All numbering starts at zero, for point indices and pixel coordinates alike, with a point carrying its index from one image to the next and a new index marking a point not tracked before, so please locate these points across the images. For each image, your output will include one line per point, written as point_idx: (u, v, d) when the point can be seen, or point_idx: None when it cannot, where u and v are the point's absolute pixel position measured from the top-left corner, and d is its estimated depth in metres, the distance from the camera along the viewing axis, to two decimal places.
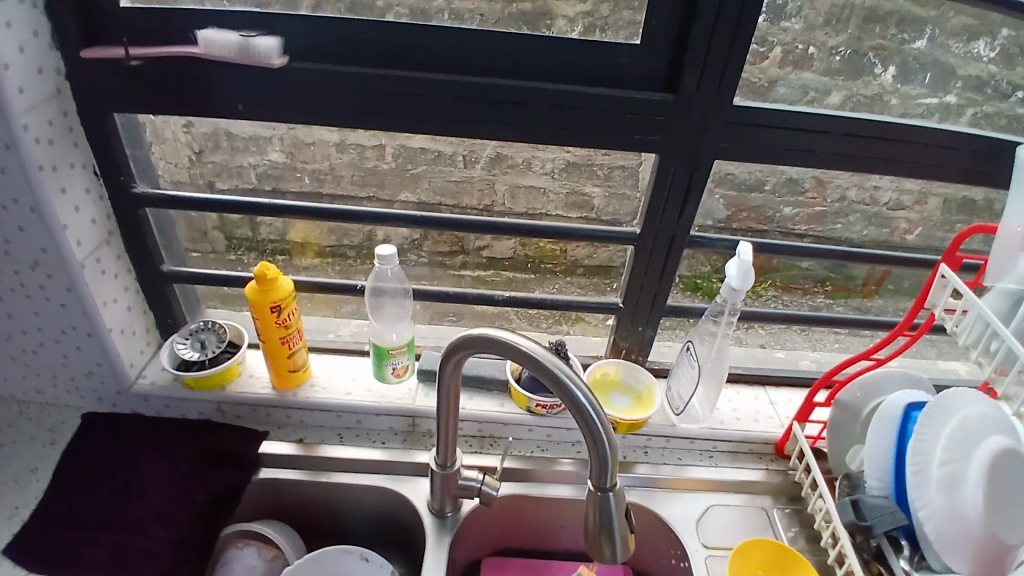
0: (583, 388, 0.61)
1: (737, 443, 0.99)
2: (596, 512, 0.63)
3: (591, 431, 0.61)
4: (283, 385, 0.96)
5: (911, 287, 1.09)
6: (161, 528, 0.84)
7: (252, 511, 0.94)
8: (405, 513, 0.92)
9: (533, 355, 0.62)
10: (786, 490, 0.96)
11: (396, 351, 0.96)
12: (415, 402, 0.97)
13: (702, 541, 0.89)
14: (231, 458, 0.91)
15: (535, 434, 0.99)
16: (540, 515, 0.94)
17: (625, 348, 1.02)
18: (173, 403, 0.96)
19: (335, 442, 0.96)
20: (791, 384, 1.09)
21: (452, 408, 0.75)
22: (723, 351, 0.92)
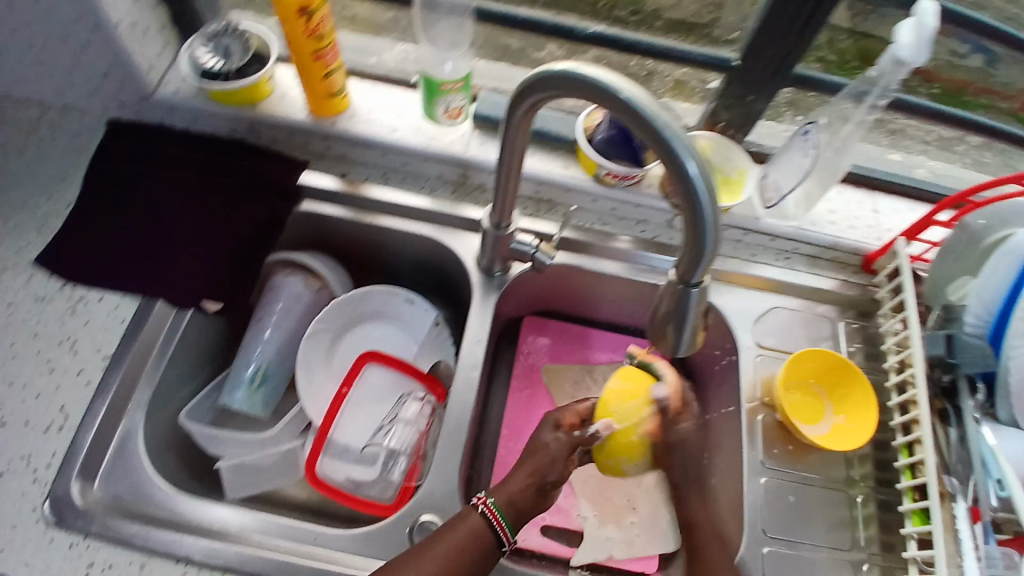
0: (695, 157, 0.46)
1: (823, 248, 0.88)
2: (672, 305, 0.55)
3: (692, 214, 0.48)
4: (321, 112, 0.84)
5: None
6: (201, 250, 0.81)
7: (297, 240, 0.91)
8: (451, 267, 0.88)
9: (637, 107, 0.47)
10: (860, 304, 0.88)
11: (450, 87, 0.80)
12: (468, 150, 0.85)
13: (755, 339, 0.85)
14: (271, 183, 0.85)
15: (599, 206, 0.89)
16: (589, 289, 0.90)
17: (723, 122, 0.86)
18: (202, 118, 0.86)
19: (379, 182, 0.89)
20: (900, 194, 0.94)
21: (516, 164, 0.63)
22: (846, 146, 0.77)
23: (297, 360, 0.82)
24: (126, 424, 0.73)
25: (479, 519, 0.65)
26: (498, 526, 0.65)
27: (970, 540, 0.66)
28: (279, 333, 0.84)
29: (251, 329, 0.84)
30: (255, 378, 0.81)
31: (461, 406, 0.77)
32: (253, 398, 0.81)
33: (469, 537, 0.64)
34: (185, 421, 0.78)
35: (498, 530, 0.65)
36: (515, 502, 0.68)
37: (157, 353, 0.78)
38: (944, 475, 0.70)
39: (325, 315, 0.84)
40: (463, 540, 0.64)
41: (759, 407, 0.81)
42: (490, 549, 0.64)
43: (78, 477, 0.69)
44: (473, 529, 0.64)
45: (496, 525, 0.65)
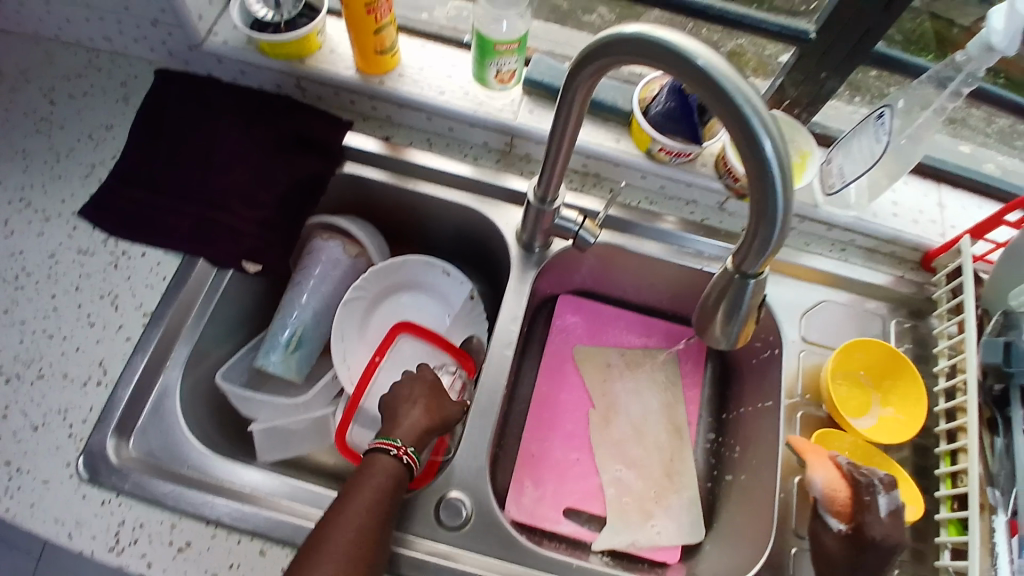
0: (774, 140, 0.43)
1: (881, 242, 0.84)
2: (725, 293, 0.52)
3: (762, 201, 0.45)
4: (370, 70, 0.82)
5: None
6: (243, 208, 0.80)
7: (335, 202, 0.89)
8: (490, 238, 0.86)
9: (717, 78, 0.44)
10: (913, 304, 0.84)
11: (505, 49, 0.77)
12: (517, 118, 0.82)
13: (801, 334, 0.82)
14: (313, 143, 0.83)
15: (647, 183, 0.85)
16: (630, 269, 0.87)
17: (789, 100, 0.81)
18: (249, 71, 0.85)
19: (423, 148, 0.86)
20: (971, 189, 0.88)
21: (570, 134, 0.60)
22: (924, 130, 0.72)
23: (333, 326, 0.81)
24: (164, 382, 0.75)
25: (390, 463, 0.65)
26: (406, 459, 0.66)
27: (1006, 554, 0.64)
28: (316, 297, 0.83)
29: (290, 291, 0.83)
30: (290, 342, 0.82)
31: (494, 383, 0.76)
32: (288, 361, 0.82)
33: (381, 483, 0.64)
34: (221, 382, 0.78)
35: (409, 464, 0.67)
36: (419, 437, 0.70)
37: (196, 311, 0.79)
38: (987, 486, 0.68)
39: (363, 282, 0.83)
40: (381, 487, 0.63)
41: (799, 404, 0.78)
42: (400, 482, 0.65)
43: (114, 434, 0.71)
44: (387, 475, 0.64)
45: (411, 464, 0.67)
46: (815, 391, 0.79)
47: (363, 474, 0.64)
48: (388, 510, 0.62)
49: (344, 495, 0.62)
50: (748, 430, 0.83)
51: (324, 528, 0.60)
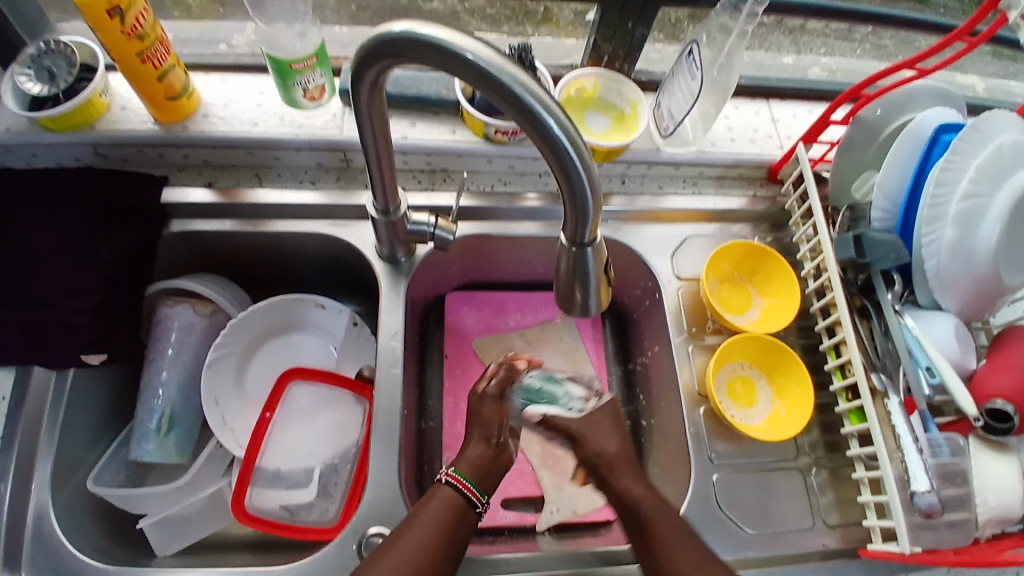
0: (556, 115, 0.42)
1: (726, 168, 0.87)
2: (570, 268, 0.51)
3: (567, 176, 0.44)
4: (168, 117, 0.76)
5: None
6: (69, 297, 0.72)
7: (183, 262, 0.83)
8: (354, 259, 0.83)
9: (484, 68, 0.42)
10: (772, 216, 0.88)
11: (302, 66, 0.72)
12: (343, 132, 0.78)
13: (674, 275, 0.83)
14: (134, 210, 0.76)
15: (496, 166, 0.83)
16: (503, 252, 0.86)
17: (608, 54, 0.82)
18: (42, 152, 0.77)
19: (255, 185, 0.80)
20: (798, 98, 0.93)
21: (382, 143, 0.57)
22: (732, 55, 0.74)
23: (202, 390, 0.76)
24: (36, 504, 0.67)
25: (451, 491, 0.64)
26: (464, 487, 0.65)
27: (908, 433, 0.66)
28: (177, 370, 0.77)
29: (146, 372, 0.77)
30: (162, 426, 0.76)
31: (389, 404, 0.73)
32: (165, 446, 0.76)
33: (441, 508, 0.63)
34: (95, 488, 0.71)
35: (470, 495, 0.65)
36: (480, 469, 0.68)
37: (49, 418, 0.71)
38: (872, 372, 0.70)
39: (224, 337, 0.78)
40: (441, 514, 0.62)
41: (689, 340, 0.80)
42: (463, 509, 0.64)
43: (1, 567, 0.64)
44: (449, 500, 0.63)
45: (473, 497, 0.65)
46: (699, 321, 0.81)
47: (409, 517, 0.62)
48: (450, 521, 0.62)
49: (400, 526, 0.61)
50: (653, 375, 0.84)
51: (390, 538, 0.61)
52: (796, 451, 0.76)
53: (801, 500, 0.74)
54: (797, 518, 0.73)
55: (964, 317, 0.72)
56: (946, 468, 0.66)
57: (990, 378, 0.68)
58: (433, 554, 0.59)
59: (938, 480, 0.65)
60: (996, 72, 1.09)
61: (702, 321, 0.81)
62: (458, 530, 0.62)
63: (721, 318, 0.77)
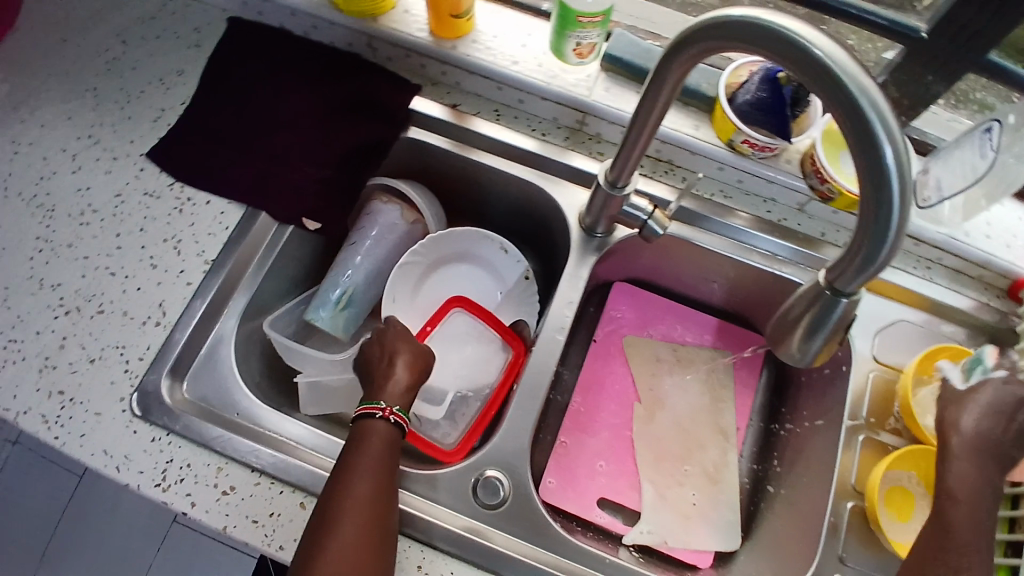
0: (896, 147, 0.39)
1: (970, 263, 0.78)
2: (811, 307, 0.48)
3: (873, 214, 0.41)
4: (442, 34, 0.80)
5: None
6: (308, 165, 0.80)
7: (400, 167, 0.88)
8: (548, 218, 0.84)
9: (839, 76, 0.40)
10: (993, 331, 0.78)
11: (587, 21, 0.73)
12: (591, 95, 0.78)
13: (873, 352, 0.77)
14: (381, 106, 0.82)
15: (724, 175, 0.80)
16: (692, 263, 0.83)
17: (887, 103, 0.76)
18: (325, 29, 0.84)
19: (490, 119, 0.83)
20: None
21: (654, 118, 0.56)
22: None
23: (386, 285, 0.81)
24: (219, 330, 0.74)
25: (382, 424, 0.65)
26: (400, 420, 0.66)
27: None
28: (370, 259, 0.82)
29: (343, 251, 0.82)
30: (340, 301, 0.81)
31: (542, 363, 0.74)
32: (336, 319, 0.81)
33: (377, 446, 0.63)
34: (270, 331, 0.76)
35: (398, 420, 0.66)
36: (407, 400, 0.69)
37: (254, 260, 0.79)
38: None
39: (420, 248, 0.82)
40: (383, 450, 0.63)
41: (862, 428, 0.74)
42: (397, 439, 0.66)
43: (173, 373, 0.70)
44: (385, 435, 0.64)
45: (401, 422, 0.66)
46: (880, 415, 0.75)
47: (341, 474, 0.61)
48: (386, 473, 0.62)
49: (340, 481, 0.60)
50: (803, 452, 0.78)
51: (334, 495, 0.59)
52: None
53: None
54: None
55: None
56: None
57: None
58: (384, 494, 0.61)
59: None
60: None
61: (884, 415, 0.75)
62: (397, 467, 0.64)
63: (914, 420, 0.71)
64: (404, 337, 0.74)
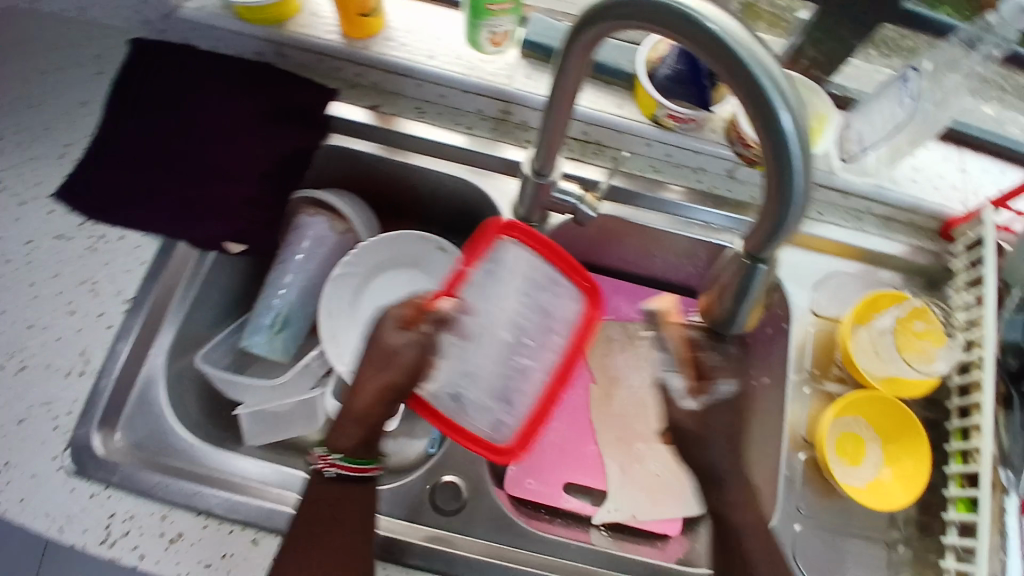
0: (792, 114, 0.39)
1: (899, 210, 0.79)
2: (735, 277, 0.48)
3: (778, 182, 0.41)
4: (354, 33, 0.76)
5: None
6: (228, 184, 0.77)
7: (327, 175, 0.85)
8: (486, 213, 0.82)
9: (731, 46, 0.39)
10: (929, 274, 0.81)
11: (499, 9, 0.71)
12: (513, 83, 0.77)
13: (811, 308, 0.79)
14: (298, 115, 0.79)
15: (652, 151, 0.80)
16: (634, 241, 0.83)
17: (807, 61, 0.76)
18: (228, 40, 0.80)
19: (413, 118, 0.81)
20: (998, 154, 0.84)
21: (570, 101, 0.55)
22: (954, 96, 0.67)
23: (321, 301, 0.79)
24: (148, 370, 0.71)
25: (329, 474, 0.65)
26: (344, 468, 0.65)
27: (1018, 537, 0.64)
28: (301, 275, 0.81)
29: (273, 271, 0.81)
30: (274, 324, 0.80)
31: None
32: (273, 343, 0.80)
33: (330, 493, 0.65)
34: (202, 365, 0.76)
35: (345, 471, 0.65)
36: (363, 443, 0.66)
37: (182, 291, 0.76)
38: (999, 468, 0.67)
39: (350, 259, 0.81)
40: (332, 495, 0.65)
41: (807, 380, 0.76)
42: (350, 487, 0.65)
43: (99, 427, 0.67)
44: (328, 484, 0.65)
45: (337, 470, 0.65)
46: (824, 366, 0.77)
47: (306, 502, 0.64)
48: (363, 511, 0.64)
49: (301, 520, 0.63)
50: None
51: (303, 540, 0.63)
52: (887, 523, 0.73)
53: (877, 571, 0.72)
54: None
55: None
56: None
57: None
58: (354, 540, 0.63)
59: None
60: None
61: (828, 365, 0.77)
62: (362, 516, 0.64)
63: (853, 365, 0.73)
64: (382, 346, 0.64)
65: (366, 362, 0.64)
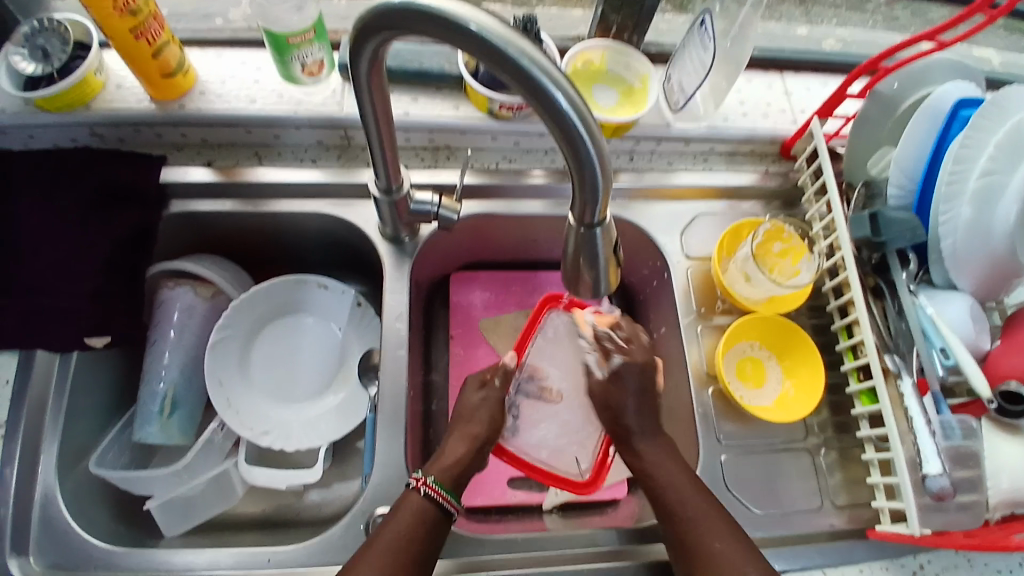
0: (564, 89, 0.40)
1: (737, 143, 0.85)
2: (577, 248, 0.49)
3: (575, 153, 0.42)
4: (163, 96, 0.74)
5: None
6: (69, 280, 0.70)
7: (185, 244, 0.82)
8: (358, 241, 0.81)
9: (489, 39, 0.40)
10: (783, 193, 0.86)
11: (299, 41, 0.70)
12: (343, 108, 0.76)
13: (683, 253, 0.82)
14: (131, 190, 0.74)
15: (500, 143, 0.81)
16: (507, 231, 0.84)
17: (615, 26, 0.79)
18: (38, 132, 0.75)
19: (255, 165, 0.79)
20: (812, 69, 0.90)
21: (384, 120, 0.55)
22: (746, 26, 0.72)
23: (205, 373, 0.75)
24: (42, 489, 0.67)
25: (419, 497, 0.61)
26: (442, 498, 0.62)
27: (920, 416, 0.65)
28: (179, 351, 0.77)
29: (148, 354, 0.77)
30: (164, 409, 0.76)
31: (395, 385, 0.72)
32: (167, 428, 0.76)
33: (409, 520, 0.60)
34: (98, 469, 0.70)
35: (440, 500, 0.62)
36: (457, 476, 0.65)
37: (54, 404, 0.71)
38: (885, 354, 0.69)
39: (226, 321, 0.77)
40: (408, 523, 0.60)
41: (698, 320, 0.79)
42: (432, 519, 0.61)
43: (12, 553, 0.64)
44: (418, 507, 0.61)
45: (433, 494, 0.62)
46: (709, 302, 0.80)
47: (393, 511, 0.61)
48: (423, 535, 0.60)
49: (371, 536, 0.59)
50: (661, 357, 0.83)
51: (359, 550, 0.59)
52: (804, 431, 0.76)
53: (809, 480, 0.74)
54: (805, 499, 0.73)
55: (978, 295, 0.70)
56: (957, 450, 0.64)
57: (1003, 359, 0.67)
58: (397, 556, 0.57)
59: (950, 462, 0.64)
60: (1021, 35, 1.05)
61: (711, 301, 0.80)
62: (427, 547, 0.59)
63: (731, 295, 0.77)
64: (466, 408, 0.71)
65: (453, 424, 0.71)
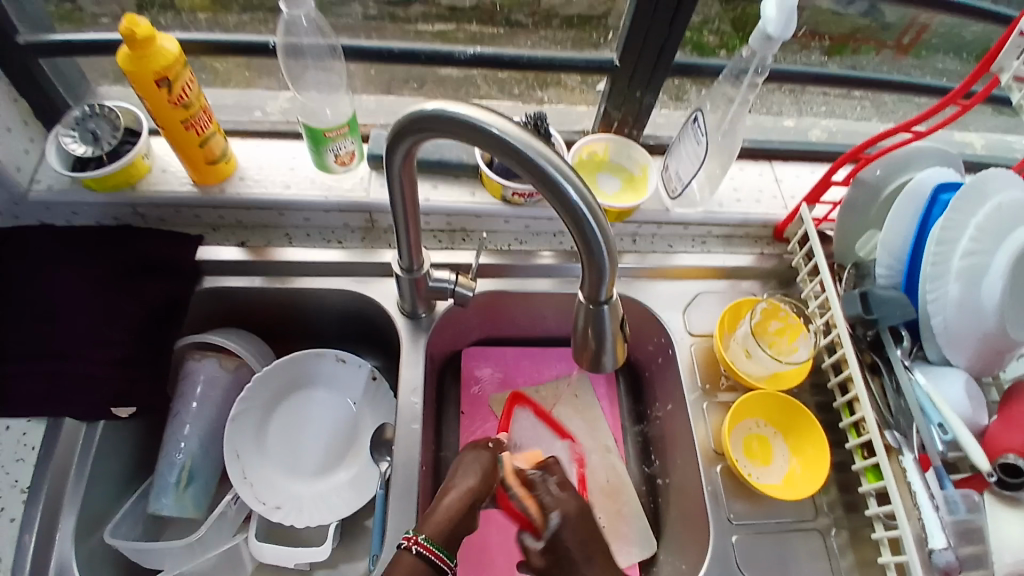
0: (575, 184, 0.46)
1: (733, 227, 0.91)
2: (587, 323, 0.53)
3: (585, 239, 0.47)
4: (205, 180, 0.80)
5: (943, 45, 0.98)
6: (100, 350, 0.74)
7: (212, 317, 0.86)
8: (376, 315, 0.85)
9: (510, 142, 0.46)
10: (779, 274, 0.91)
11: (335, 134, 0.77)
12: (369, 194, 0.83)
13: (687, 329, 0.86)
14: (166, 266, 0.80)
15: (512, 225, 0.88)
16: (518, 307, 0.88)
17: (618, 121, 0.87)
18: (84, 211, 0.81)
19: (285, 244, 0.85)
20: (800, 160, 0.97)
21: (410, 205, 0.61)
22: (736, 122, 0.79)
23: (224, 444, 0.78)
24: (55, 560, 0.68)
25: (411, 555, 0.60)
26: (434, 554, 0.60)
27: (924, 490, 0.66)
28: (200, 423, 0.79)
29: (170, 425, 0.79)
30: (181, 480, 0.77)
31: (407, 458, 0.74)
32: (182, 500, 0.77)
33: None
34: (112, 540, 0.71)
35: (436, 558, 0.60)
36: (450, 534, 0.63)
37: (76, 471, 0.73)
38: (885, 430, 0.70)
39: (248, 393, 0.80)
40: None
41: (702, 396, 0.82)
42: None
43: None
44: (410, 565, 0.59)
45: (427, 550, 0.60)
46: (713, 378, 0.83)
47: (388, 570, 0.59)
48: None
49: None
50: (668, 432, 0.85)
51: None
52: (813, 510, 0.76)
53: (819, 560, 0.74)
54: None
55: (973, 371, 0.73)
56: (962, 525, 0.65)
57: (1002, 435, 0.69)
58: None
59: (955, 537, 0.65)
60: (995, 128, 1.13)
61: (716, 377, 0.83)
62: None
63: (734, 371, 0.80)
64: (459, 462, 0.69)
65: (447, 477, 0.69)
